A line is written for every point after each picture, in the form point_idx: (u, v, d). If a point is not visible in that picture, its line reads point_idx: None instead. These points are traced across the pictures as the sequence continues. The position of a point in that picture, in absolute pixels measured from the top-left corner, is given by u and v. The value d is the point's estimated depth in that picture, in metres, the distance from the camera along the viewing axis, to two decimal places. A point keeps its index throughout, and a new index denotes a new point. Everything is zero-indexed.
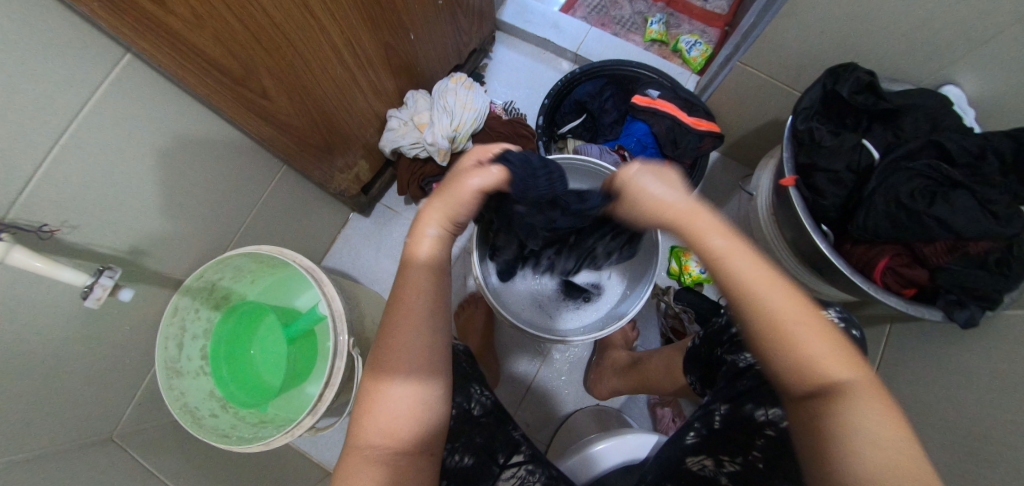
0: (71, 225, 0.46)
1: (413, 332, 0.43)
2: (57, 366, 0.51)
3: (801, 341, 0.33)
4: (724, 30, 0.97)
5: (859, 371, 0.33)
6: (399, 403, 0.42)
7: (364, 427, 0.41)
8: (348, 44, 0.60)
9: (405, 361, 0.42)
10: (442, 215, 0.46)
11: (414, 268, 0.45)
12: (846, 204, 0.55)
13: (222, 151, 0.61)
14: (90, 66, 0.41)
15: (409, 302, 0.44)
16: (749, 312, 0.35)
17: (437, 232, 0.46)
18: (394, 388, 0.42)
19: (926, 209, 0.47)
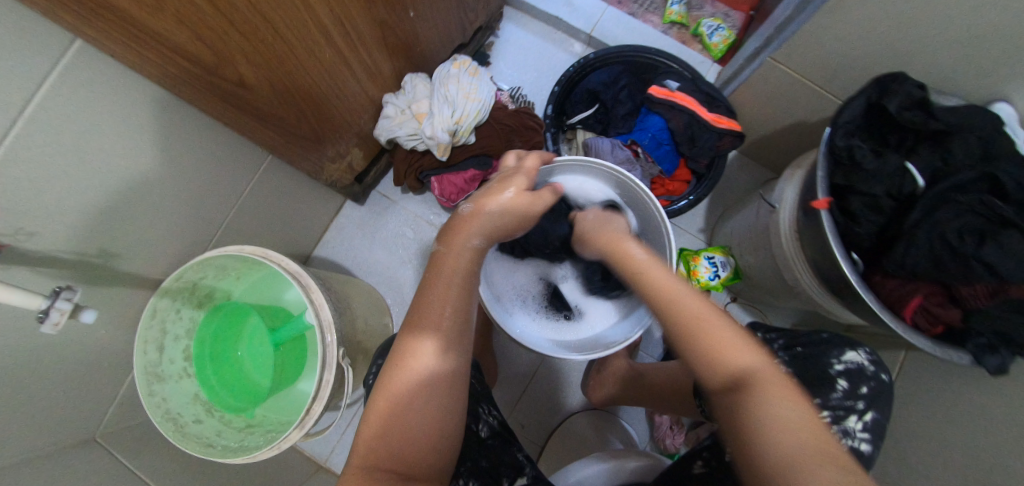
0: (26, 232, 0.41)
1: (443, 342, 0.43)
2: (29, 379, 0.47)
3: (699, 323, 0.36)
4: (748, 15, 0.88)
5: (755, 356, 0.34)
6: (420, 411, 0.42)
7: (375, 439, 0.41)
8: (338, 23, 0.52)
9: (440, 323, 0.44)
10: (490, 225, 0.47)
11: (442, 281, 0.45)
12: (883, 234, 0.49)
13: (197, 142, 0.55)
14: (30, 52, 0.35)
15: (439, 313, 0.44)
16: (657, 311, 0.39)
17: (480, 242, 0.47)
18: (424, 352, 0.43)
19: (975, 251, 0.41)
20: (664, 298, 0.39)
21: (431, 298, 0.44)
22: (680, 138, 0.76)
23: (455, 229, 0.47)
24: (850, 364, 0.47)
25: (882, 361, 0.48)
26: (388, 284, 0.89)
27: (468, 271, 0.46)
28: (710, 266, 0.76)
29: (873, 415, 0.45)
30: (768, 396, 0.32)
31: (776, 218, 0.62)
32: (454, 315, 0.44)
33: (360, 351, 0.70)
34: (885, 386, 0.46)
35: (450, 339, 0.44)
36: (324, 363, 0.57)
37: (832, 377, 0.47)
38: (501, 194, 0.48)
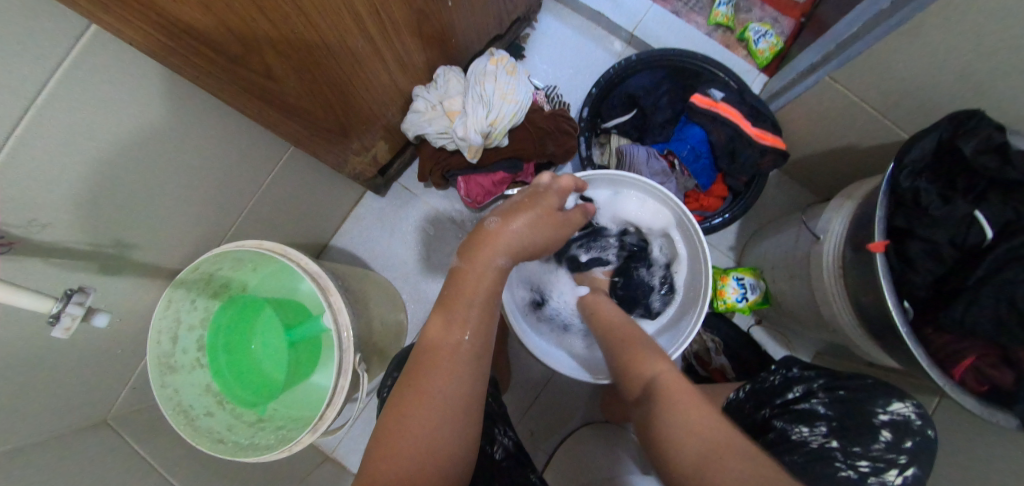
0: (41, 222, 0.39)
1: (464, 358, 0.39)
2: (44, 368, 0.46)
3: (637, 345, 0.52)
4: (799, 22, 0.84)
5: (661, 366, 0.47)
6: (427, 426, 0.36)
7: (386, 457, 0.35)
8: (372, 10, 0.49)
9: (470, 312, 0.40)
10: (517, 244, 0.43)
11: (464, 302, 0.41)
12: (943, 285, 0.48)
13: (218, 129, 0.52)
14: (47, 36, 0.32)
15: (459, 331, 0.40)
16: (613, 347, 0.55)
17: (506, 262, 0.43)
18: (449, 338, 0.39)
19: None
20: (611, 326, 0.58)
21: (453, 308, 0.40)
22: (720, 152, 0.72)
23: (480, 241, 0.42)
24: (894, 415, 0.47)
25: (927, 415, 0.47)
26: (404, 280, 0.87)
27: (490, 294, 0.42)
28: (738, 288, 0.75)
29: (913, 472, 0.44)
30: (669, 393, 0.43)
31: (820, 249, 0.59)
32: (474, 337, 0.40)
33: (376, 350, 0.69)
34: (929, 442, 0.46)
35: (473, 354, 0.40)
36: (341, 368, 0.56)
37: (876, 427, 0.46)
38: (530, 211, 0.44)
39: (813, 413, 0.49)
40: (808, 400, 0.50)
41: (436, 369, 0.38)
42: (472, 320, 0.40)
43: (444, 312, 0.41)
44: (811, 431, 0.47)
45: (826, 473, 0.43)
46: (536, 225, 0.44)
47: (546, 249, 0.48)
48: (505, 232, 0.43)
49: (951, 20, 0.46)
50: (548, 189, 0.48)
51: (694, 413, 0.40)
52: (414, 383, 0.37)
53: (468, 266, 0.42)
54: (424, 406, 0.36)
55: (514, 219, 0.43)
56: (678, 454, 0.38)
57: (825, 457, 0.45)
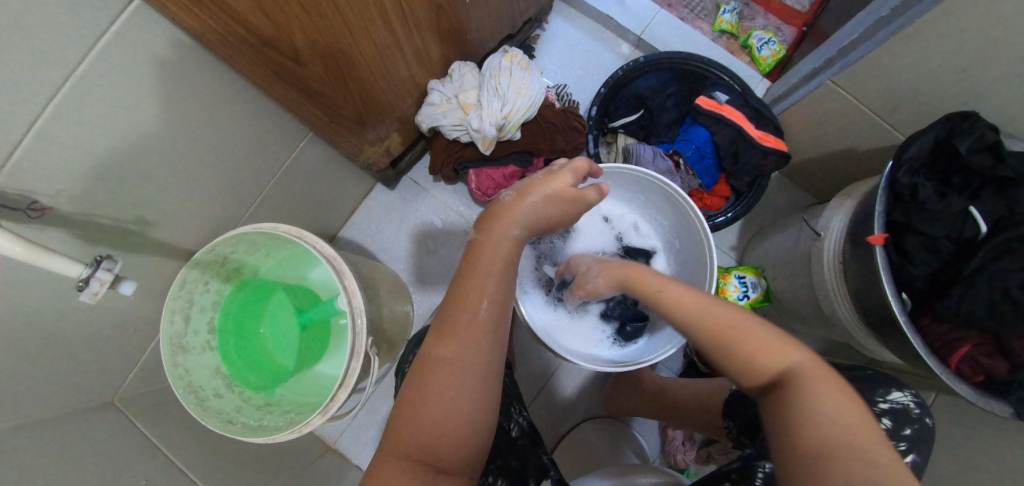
0: (68, 195, 0.40)
1: (482, 331, 0.40)
2: (57, 340, 0.46)
3: (747, 338, 0.37)
4: (801, 31, 0.88)
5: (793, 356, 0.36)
6: (455, 400, 0.37)
7: (409, 432, 0.36)
8: (396, 2, 0.50)
9: (476, 309, 0.40)
10: (533, 217, 0.44)
11: (479, 274, 0.41)
12: (938, 278, 0.50)
13: (239, 113, 0.53)
14: (91, 11, 0.33)
15: (475, 300, 0.40)
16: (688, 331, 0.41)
17: (520, 233, 0.43)
18: (452, 337, 0.39)
19: None
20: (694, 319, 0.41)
21: (469, 287, 0.41)
22: (724, 152, 0.74)
23: (497, 214, 0.43)
24: (895, 404, 0.48)
25: (925, 404, 0.48)
26: (411, 273, 0.88)
27: (505, 264, 0.42)
28: (740, 286, 0.76)
29: (913, 459, 0.46)
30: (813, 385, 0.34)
31: (821, 247, 0.61)
32: (491, 307, 0.41)
33: (384, 337, 0.70)
34: (927, 429, 0.48)
35: (489, 325, 0.40)
36: (353, 351, 0.57)
37: (877, 415, 0.48)
38: (547, 187, 0.45)
39: None
40: None
41: (443, 364, 0.38)
42: (489, 290, 0.40)
43: (448, 311, 0.40)
44: None
45: None
46: (551, 199, 0.45)
47: (560, 225, 0.48)
48: (522, 205, 0.43)
49: (945, 26, 0.48)
50: (563, 167, 0.47)
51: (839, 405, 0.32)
52: (439, 361, 0.38)
53: (487, 239, 0.42)
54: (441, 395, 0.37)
55: (530, 195, 0.44)
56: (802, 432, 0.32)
57: None
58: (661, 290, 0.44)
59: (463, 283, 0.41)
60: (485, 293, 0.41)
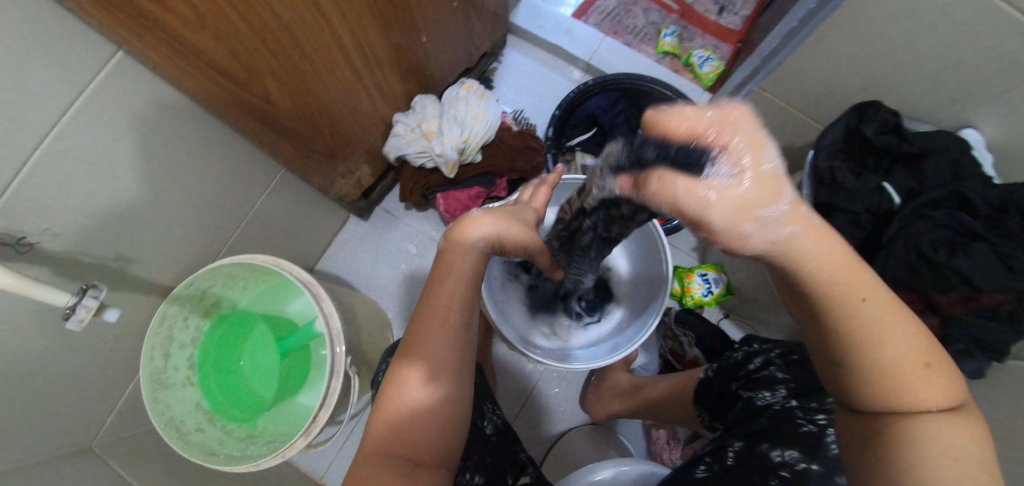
0: (52, 233, 0.42)
1: (455, 329, 0.42)
2: (38, 379, 0.47)
3: (917, 384, 0.28)
4: (736, 47, 0.98)
5: (947, 398, 0.29)
6: (430, 395, 0.40)
7: (388, 427, 0.39)
8: (357, 44, 0.56)
9: (449, 309, 0.42)
10: (497, 231, 0.45)
11: (450, 277, 0.43)
12: (864, 247, 0.55)
13: (215, 152, 0.57)
14: (75, 64, 0.37)
15: (445, 301, 0.42)
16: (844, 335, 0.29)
17: (484, 245, 0.45)
18: (426, 336, 0.41)
19: (947, 261, 0.47)
20: (877, 345, 0.28)
21: (433, 291, 0.43)
22: None
23: (462, 226, 0.45)
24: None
25: None
26: (390, 299, 0.91)
27: (474, 270, 0.44)
28: (703, 283, 0.80)
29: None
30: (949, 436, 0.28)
31: None
32: (461, 306, 0.43)
33: (363, 359, 0.72)
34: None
35: (460, 322, 0.42)
36: (332, 370, 0.59)
37: None
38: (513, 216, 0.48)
39: (772, 378, 0.51)
40: (768, 368, 0.53)
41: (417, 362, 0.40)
42: (461, 291, 0.42)
43: (421, 312, 0.42)
44: (773, 395, 0.50)
45: (788, 430, 0.45)
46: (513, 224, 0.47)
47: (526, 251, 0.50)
48: (484, 219, 0.45)
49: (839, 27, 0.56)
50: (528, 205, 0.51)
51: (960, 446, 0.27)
52: (405, 371, 0.40)
53: (451, 250, 0.44)
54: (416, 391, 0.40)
55: (493, 215, 0.46)
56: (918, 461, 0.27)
57: (788, 417, 0.47)
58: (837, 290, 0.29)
59: (435, 286, 0.43)
60: (457, 295, 0.43)
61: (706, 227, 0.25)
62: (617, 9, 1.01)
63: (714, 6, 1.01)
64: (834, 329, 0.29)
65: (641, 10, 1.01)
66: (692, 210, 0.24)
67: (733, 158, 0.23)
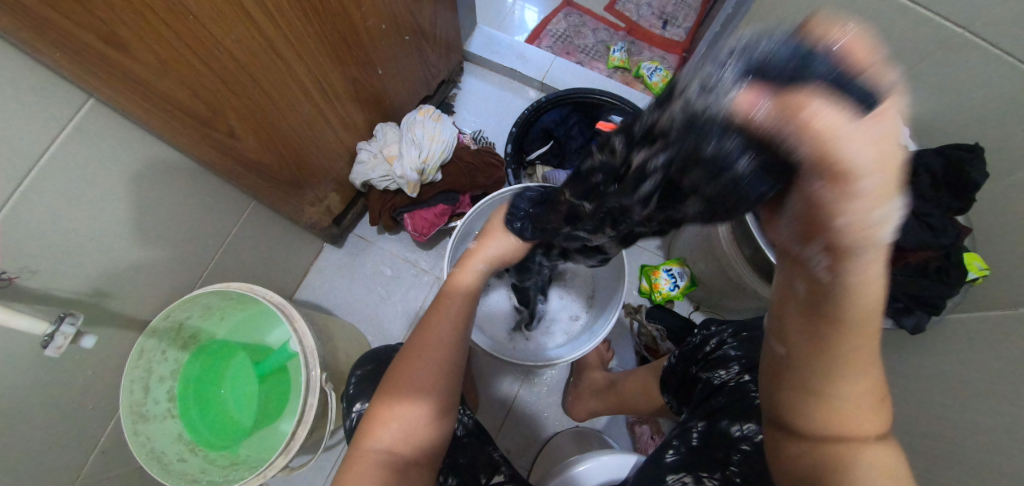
0: (30, 270, 0.45)
1: (443, 347, 0.47)
2: (20, 415, 0.49)
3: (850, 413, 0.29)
4: (682, 56, 1.06)
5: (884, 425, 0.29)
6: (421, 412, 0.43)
7: (380, 442, 0.42)
8: (316, 81, 0.61)
9: (442, 335, 0.48)
10: (494, 255, 0.56)
11: (444, 304, 0.51)
12: None
13: (189, 189, 0.61)
14: (50, 114, 0.41)
15: (439, 323, 0.49)
16: (816, 363, 0.28)
17: (483, 267, 0.55)
18: (421, 358, 0.46)
19: None
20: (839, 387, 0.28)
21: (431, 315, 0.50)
22: None
23: (462, 259, 0.56)
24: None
25: None
26: (370, 321, 0.93)
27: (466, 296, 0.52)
28: (669, 278, 0.83)
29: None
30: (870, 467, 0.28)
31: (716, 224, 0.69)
32: (453, 328, 0.49)
33: (342, 379, 0.73)
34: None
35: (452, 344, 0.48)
36: (308, 388, 0.61)
37: None
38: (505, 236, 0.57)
39: (726, 356, 0.53)
40: (722, 348, 0.55)
41: (411, 382, 0.44)
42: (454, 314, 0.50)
43: (418, 335, 0.48)
44: (728, 373, 0.51)
45: (744, 403, 0.46)
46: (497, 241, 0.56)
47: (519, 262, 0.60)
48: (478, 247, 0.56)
49: None
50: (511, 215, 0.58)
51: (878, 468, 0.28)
52: (400, 386, 0.44)
53: (457, 277, 0.54)
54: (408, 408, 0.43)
55: (484, 240, 0.56)
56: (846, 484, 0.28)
57: (743, 391, 0.48)
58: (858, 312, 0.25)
59: (434, 314, 0.50)
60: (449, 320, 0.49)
61: (833, 184, 0.20)
62: (567, 32, 1.09)
63: (657, 21, 1.10)
64: (824, 348, 0.28)
65: (590, 30, 1.09)
66: (843, 157, 0.19)
67: (870, 178, 0.19)
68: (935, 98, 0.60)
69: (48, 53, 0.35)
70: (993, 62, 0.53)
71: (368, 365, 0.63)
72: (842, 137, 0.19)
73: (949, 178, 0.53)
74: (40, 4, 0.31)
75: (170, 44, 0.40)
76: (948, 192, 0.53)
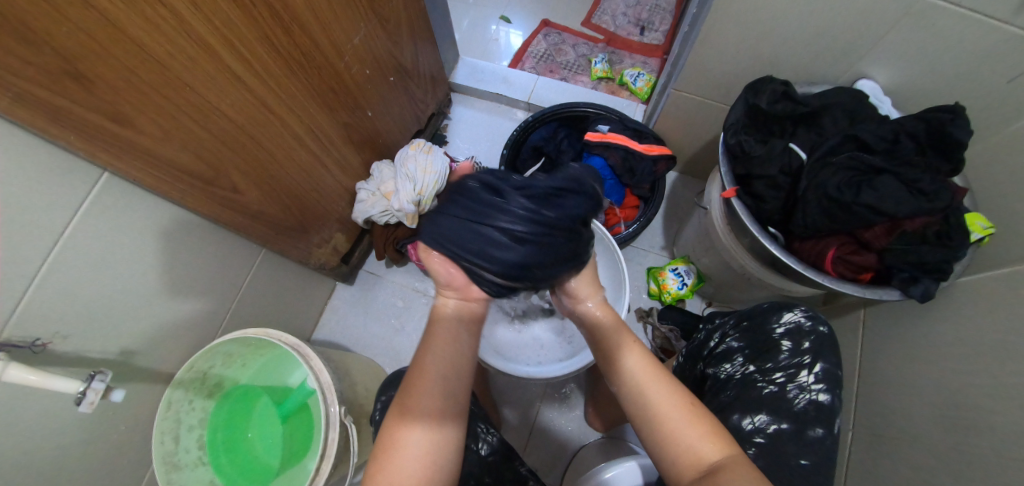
0: (61, 335, 0.49)
1: (439, 386, 0.44)
2: (59, 475, 0.52)
3: (674, 416, 0.42)
4: (663, 59, 1.08)
5: (724, 448, 0.40)
6: (418, 457, 0.42)
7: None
8: (309, 130, 0.65)
9: (437, 374, 0.45)
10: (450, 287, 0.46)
11: (437, 340, 0.46)
12: (788, 205, 0.60)
13: (203, 243, 0.65)
14: (70, 190, 0.46)
15: (432, 361, 0.45)
16: (629, 387, 0.46)
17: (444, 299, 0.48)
18: (419, 399, 0.44)
19: (855, 198, 0.52)
20: (641, 387, 0.45)
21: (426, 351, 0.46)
22: (620, 171, 0.85)
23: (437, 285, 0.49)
24: (789, 324, 0.55)
25: (818, 315, 0.55)
26: (386, 354, 0.95)
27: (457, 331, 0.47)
28: (676, 277, 0.82)
29: (822, 366, 0.52)
30: (703, 457, 0.40)
31: (711, 219, 0.69)
32: (449, 367, 0.46)
33: (363, 413, 0.74)
34: (825, 337, 0.54)
35: (446, 380, 0.45)
36: (328, 423, 0.62)
37: (778, 340, 0.54)
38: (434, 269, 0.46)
39: (729, 349, 0.56)
40: (724, 341, 0.57)
41: (407, 423, 0.43)
42: (445, 353, 0.46)
43: (410, 378, 0.45)
44: (733, 366, 0.55)
45: (753, 397, 0.51)
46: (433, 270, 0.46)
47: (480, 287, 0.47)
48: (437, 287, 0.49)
49: (714, 20, 0.64)
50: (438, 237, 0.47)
51: (709, 449, 0.40)
52: (401, 427, 0.43)
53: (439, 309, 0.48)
54: (407, 455, 0.42)
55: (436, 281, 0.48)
56: (681, 467, 0.41)
57: (749, 383, 0.53)
58: (647, 379, 0.45)
59: (426, 347, 0.46)
60: (440, 356, 0.46)
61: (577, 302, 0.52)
62: (548, 51, 1.12)
63: (635, 29, 1.13)
64: (622, 370, 0.47)
65: (570, 47, 1.13)
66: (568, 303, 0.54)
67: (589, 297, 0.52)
68: (912, 65, 0.61)
69: (65, 137, 0.39)
70: (966, 22, 0.53)
71: (391, 391, 0.67)
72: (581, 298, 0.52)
73: (934, 140, 0.53)
74: (49, 91, 0.35)
75: (166, 112, 0.44)
76: (935, 153, 0.53)
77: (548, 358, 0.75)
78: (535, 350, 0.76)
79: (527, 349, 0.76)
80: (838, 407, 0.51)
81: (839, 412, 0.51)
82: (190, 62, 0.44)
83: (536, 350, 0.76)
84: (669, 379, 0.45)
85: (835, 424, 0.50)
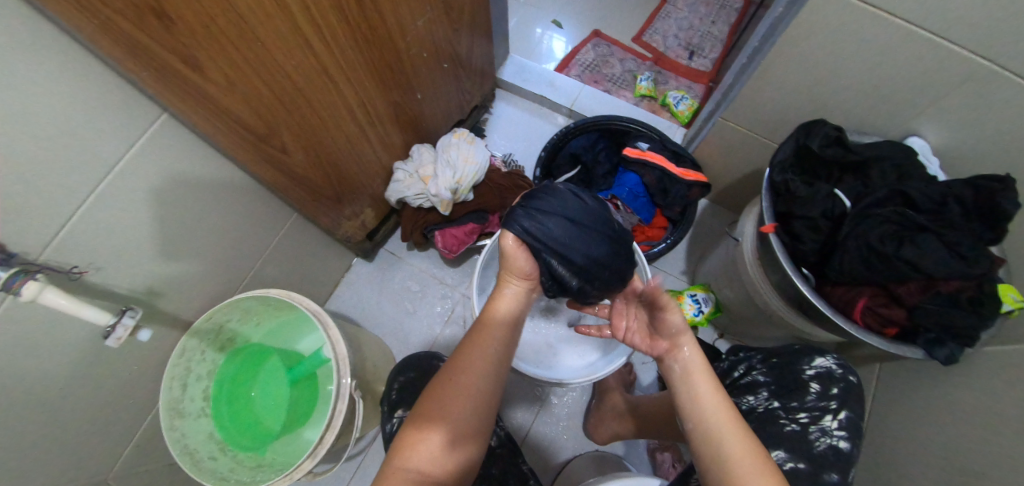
0: (95, 266, 0.49)
1: (487, 373, 0.47)
2: (71, 404, 0.52)
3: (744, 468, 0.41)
4: (708, 86, 1.08)
5: None
6: (457, 439, 0.44)
7: (409, 462, 0.42)
8: (360, 102, 0.65)
9: (490, 362, 0.47)
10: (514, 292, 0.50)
11: (489, 330, 0.48)
12: (823, 249, 0.61)
13: (241, 198, 0.65)
14: (131, 125, 0.46)
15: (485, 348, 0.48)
16: (705, 432, 0.44)
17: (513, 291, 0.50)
18: (465, 379, 0.46)
19: (896, 252, 0.53)
20: (719, 435, 0.43)
21: (482, 337, 0.48)
22: (653, 190, 0.86)
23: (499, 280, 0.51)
24: (820, 368, 0.56)
25: (848, 364, 0.56)
26: (395, 335, 0.95)
27: (513, 320, 0.50)
28: (693, 303, 0.83)
29: (846, 415, 0.53)
30: None
31: (741, 250, 0.69)
32: (498, 358, 0.48)
33: (369, 389, 0.75)
34: (853, 386, 0.55)
35: (493, 368, 0.47)
36: (338, 395, 0.62)
37: (805, 381, 0.55)
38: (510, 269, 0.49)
39: (755, 382, 0.58)
40: (751, 373, 0.59)
41: (453, 403, 0.44)
42: (497, 347, 0.48)
43: (459, 357, 0.47)
44: (756, 399, 0.56)
45: (774, 431, 0.52)
46: (511, 265, 0.48)
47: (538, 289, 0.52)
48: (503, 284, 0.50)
49: (773, 57, 0.65)
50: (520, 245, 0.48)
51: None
52: (438, 401, 0.45)
53: (494, 303, 0.50)
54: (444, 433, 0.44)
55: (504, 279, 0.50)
56: None
57: (772, 417, 0.54)
58: (724, 427, 0.44)
59: (478, 333, 0.48)
60: (494, 347, 0.48)
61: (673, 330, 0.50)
62: (595, 61, 1.13)
63: (684, 52, 1.14)
64: (700, 413, 0.45)
65: (617, 60, 1.13)
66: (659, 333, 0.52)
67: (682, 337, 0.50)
68: (964, 130, 0.61)
69: (137, 72, 0.40)
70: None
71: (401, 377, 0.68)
72: (678, 334, 0.50)
73: (982, 209, 0.53)
74: (133, 25, 0.35)
75: (234, 62, 0.44)
76: (980, 221, 0.54)
77: (555, 362, 0.75)
78: (546, 351, 0.77)
79: (539, 348, 0.77)
80: (855, 458, 0.52)
81: (856, 463, 0.51)
82: (263, 16, 0.43)
83: (548, 351, 0.77)
84: (737, 424, 0.44)
85: (849, 473, 0.50)
